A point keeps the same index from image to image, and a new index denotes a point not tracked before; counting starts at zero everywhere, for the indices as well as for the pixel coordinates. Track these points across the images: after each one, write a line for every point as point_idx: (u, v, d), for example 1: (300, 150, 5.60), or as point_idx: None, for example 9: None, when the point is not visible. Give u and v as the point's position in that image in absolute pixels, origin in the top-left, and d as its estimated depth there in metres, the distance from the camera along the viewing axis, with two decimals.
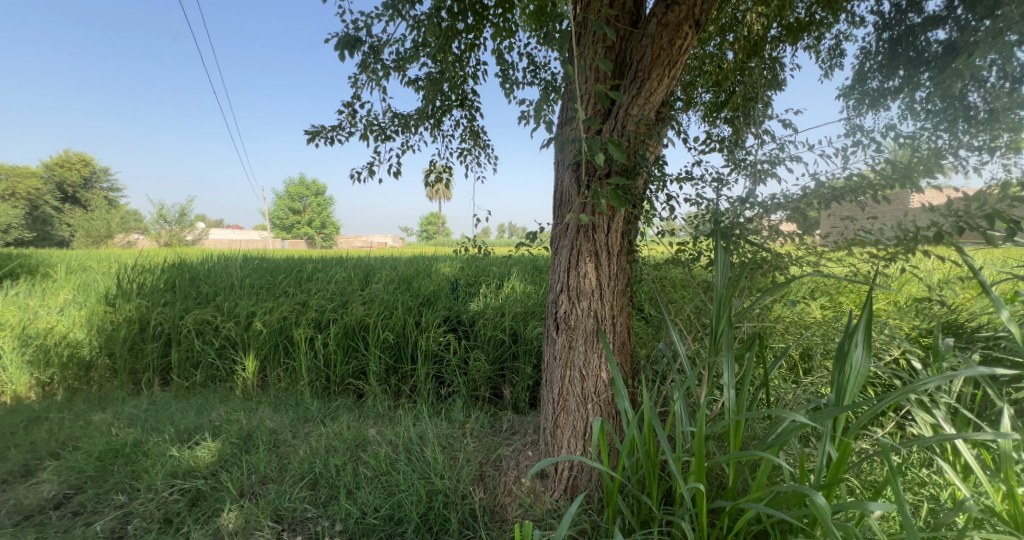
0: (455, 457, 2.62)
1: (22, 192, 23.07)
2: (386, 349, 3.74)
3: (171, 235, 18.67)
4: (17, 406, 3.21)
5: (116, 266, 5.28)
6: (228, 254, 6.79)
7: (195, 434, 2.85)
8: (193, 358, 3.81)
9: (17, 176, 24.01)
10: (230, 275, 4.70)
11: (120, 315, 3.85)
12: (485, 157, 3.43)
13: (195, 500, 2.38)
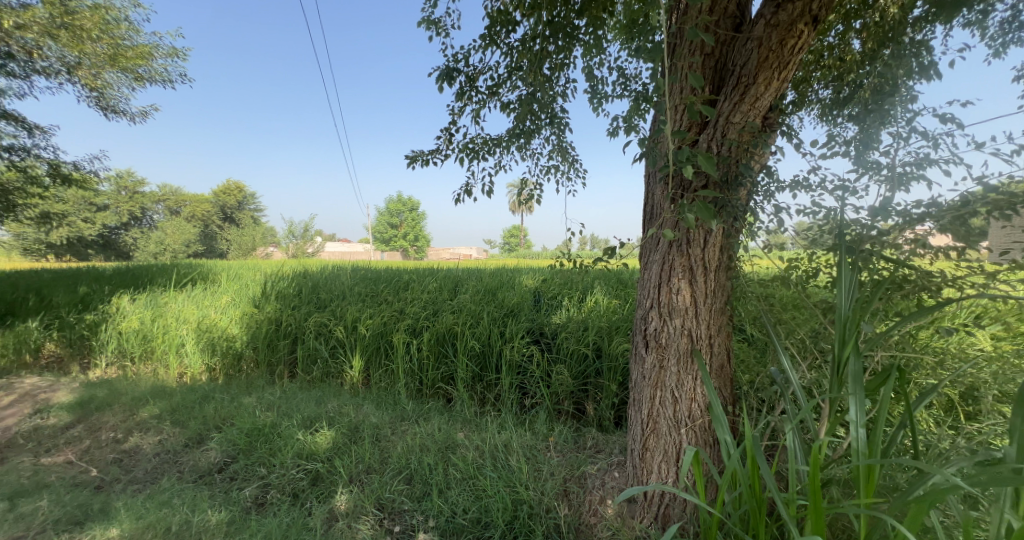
0: (539, 469, 2.64)
1: (200, 213, 29.36)
2: (473, 357, 3.92)
3: (298, 248, 22.04)
4: (194, 386, 4.04)
5: (260, 274, 6.40)
6: (340, 264, 7.81)
7: (315, 422, 3.29)
8: (313, 356, 4.41)
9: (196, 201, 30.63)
10: (342, 284, 5.39)
11: (263, 315, 4.64)
12: (573, 172, 3.47)
13: (316, 480, 2.75)
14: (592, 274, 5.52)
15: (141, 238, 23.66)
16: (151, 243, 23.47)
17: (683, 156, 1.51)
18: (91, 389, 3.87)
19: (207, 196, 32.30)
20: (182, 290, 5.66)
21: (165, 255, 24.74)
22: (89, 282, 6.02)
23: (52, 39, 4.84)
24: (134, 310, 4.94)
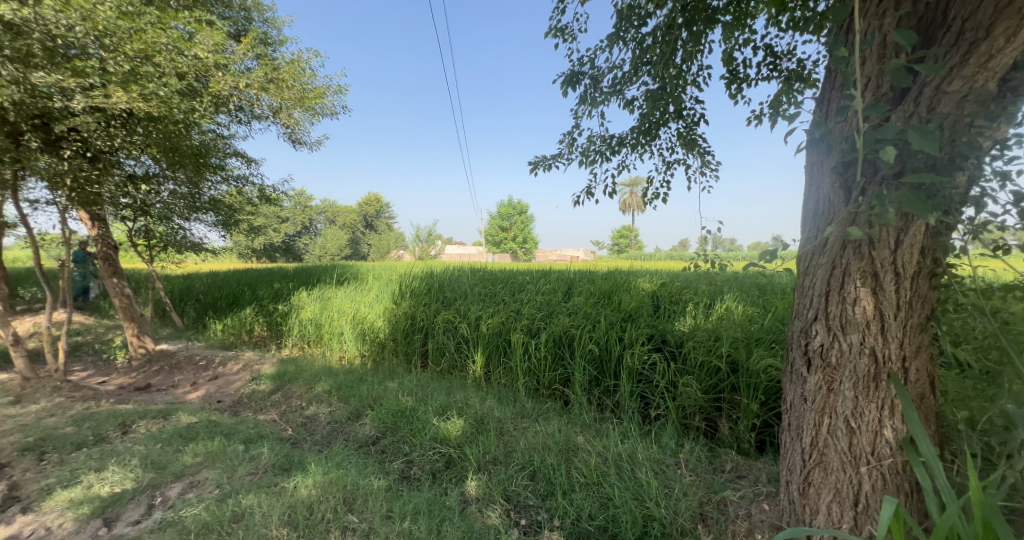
0: (669, 486, 2.47)
1: (348, 222, 35.05)
2: (590, 361, 3.87)
3: (423, 251, 24.59)
4: (352, 368, 4.83)
5: (396, 275, 7.34)
6: (460, 266, 8.49)
7: (447, 410, 3.62)
8: (441, 349, 4.87)
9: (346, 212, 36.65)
10: (464, 285, 5.84)
11: (401, 311, 5.29)
12: (704, 167, 3.17)
13: (449, 464, 3.03)
14: (721, 279, 4.96)
15: (309, 243, 29.28)
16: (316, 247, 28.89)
17: (883, 137, 1.23)
18: (285, 364, 4.93)
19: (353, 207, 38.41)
20: (340, 287, 6.80)
21: (325, 257, 30.19)
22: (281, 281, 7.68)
23: (265, 93, 5.27)
24: (309, 303, 6.11)
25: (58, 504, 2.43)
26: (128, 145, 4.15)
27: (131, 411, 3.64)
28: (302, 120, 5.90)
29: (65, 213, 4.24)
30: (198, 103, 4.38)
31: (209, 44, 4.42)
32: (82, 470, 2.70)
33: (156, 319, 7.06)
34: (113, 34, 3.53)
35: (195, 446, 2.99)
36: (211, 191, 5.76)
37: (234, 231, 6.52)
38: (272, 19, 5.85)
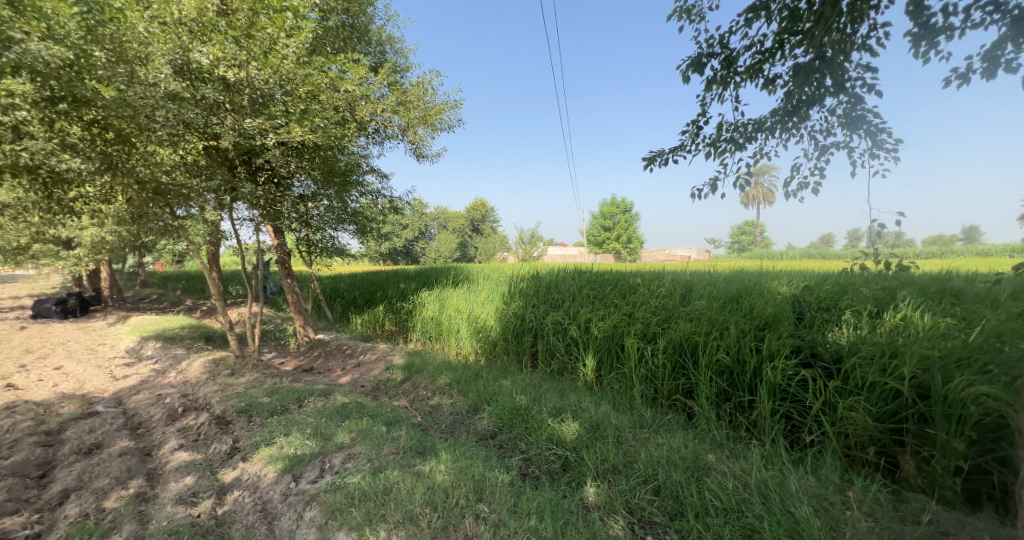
0: (836, 530, 2.07)
1: (456, 227, 37.92)
2: (718, 373, 3.50)
3: (525, 253, 25.39)
4: (468, 364, 5.19)
5: (505, 276, 7.64)
6: (566, 268, 8.45)
7: (561, 412, 3.62)
8: (551, 351, 4.92)
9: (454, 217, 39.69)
10: (571, 286, 5.80)
11: (511, 312, 5.49)
12: (877, 150, 2.57)
13: (566, 466, 3.01)
14: (894, 281, 4.02)
15: (424, 247, 32.43)
16: (430, 250, 31.87)
17: None
18: (413, 357, 5.52)
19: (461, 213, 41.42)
20: (455, 288, 7.35)
21: (439, 260, 33.17)
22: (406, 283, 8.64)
23: (397, 115, 5.84)
24: (429, 302, 6.74)
25: (262, 458, 3.08)
26: (300, 170, 5.05)
27: (304, 389, 4.45)
28: (425, 136, 6.44)
29: (258, 227, 5.34)
30: (348, 131, 5.01)
31: (358, 81, 5.04)
32: (275, 433, 3.39)
33: (315, 313, 8.57)
34: (291, 80, 4.26)
35: (351, 423, 3.51)
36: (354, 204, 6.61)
37: (370, 239, 7.49)
38: (400, 49, 6.61)
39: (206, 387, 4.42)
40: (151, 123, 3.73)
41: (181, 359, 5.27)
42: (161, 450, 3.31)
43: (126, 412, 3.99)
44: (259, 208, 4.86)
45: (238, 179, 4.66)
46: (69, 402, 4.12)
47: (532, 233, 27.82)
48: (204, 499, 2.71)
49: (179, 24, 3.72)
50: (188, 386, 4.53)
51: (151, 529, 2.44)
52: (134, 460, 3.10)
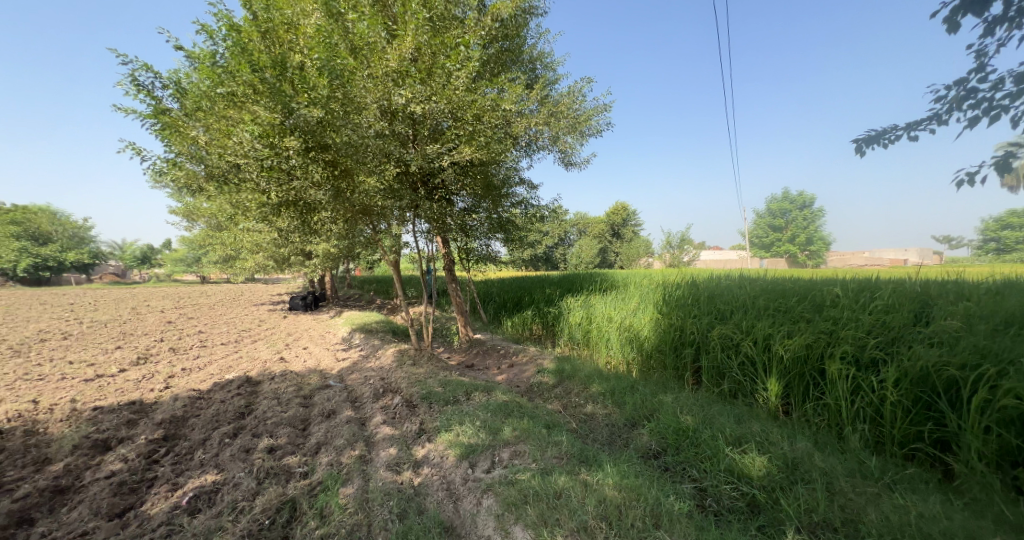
0: None
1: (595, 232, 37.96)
2: (1000, 423, 2.58)
3: (674, 258, 23.61)
4: (621, 374, 5.00)
5: (655, 282, 7.16)
6: (729, 273, 7.43)
7: (742, 442, 3.11)
8: (719, 369, 4.36)
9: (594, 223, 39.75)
10: (741, 294, 5.03)
11: (669, 322, 5.06)
12: None
13: (755, 507, 2.55)
14: None
15: (564, 253, 33.16)
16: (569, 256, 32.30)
17: None
18: (563, 361, 5.63)
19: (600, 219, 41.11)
20: (602, 294, 7.22)
21: (581, 265, 33.38)
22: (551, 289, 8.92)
23: (546, 126, 6.07)
24: (576, 307, 6.77)
25: (444, 441, 3.53)
26: (465, 187, 5.68)
27: (469, 383, 4.97)
28: (575, 143, 6.52)
29: (431, 238, 6.19)
30: (503, 145, 5.37)
31: (516, 98, 5.41)
32: (452, 421, 3.85)
33: (473, 315, 9.54)
34: (461, 107, 4.83)
35: (514, 422, 3.74)
36: (506, 214, 7.04)
37: (520, 247, 7.96)
38: (550, 63, 6.89)
39: (397, 373, 5.33)
40: (365, 159, 4.70)
41: (378, 349, 6.48)
42: (371, 421, 4.10)
43: (347, 387, 5.10)
44: (433, 223, 5.64)
45: (419, 197, 5.44)
46: (313, 375, 5.49)
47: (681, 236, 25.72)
48: (404, 469, 3.24)
49: (385, 75, 4.46)
50: (384, 371, 5.53)
51: (371, 486, 3.03)
52: (355, 427, 3.92)
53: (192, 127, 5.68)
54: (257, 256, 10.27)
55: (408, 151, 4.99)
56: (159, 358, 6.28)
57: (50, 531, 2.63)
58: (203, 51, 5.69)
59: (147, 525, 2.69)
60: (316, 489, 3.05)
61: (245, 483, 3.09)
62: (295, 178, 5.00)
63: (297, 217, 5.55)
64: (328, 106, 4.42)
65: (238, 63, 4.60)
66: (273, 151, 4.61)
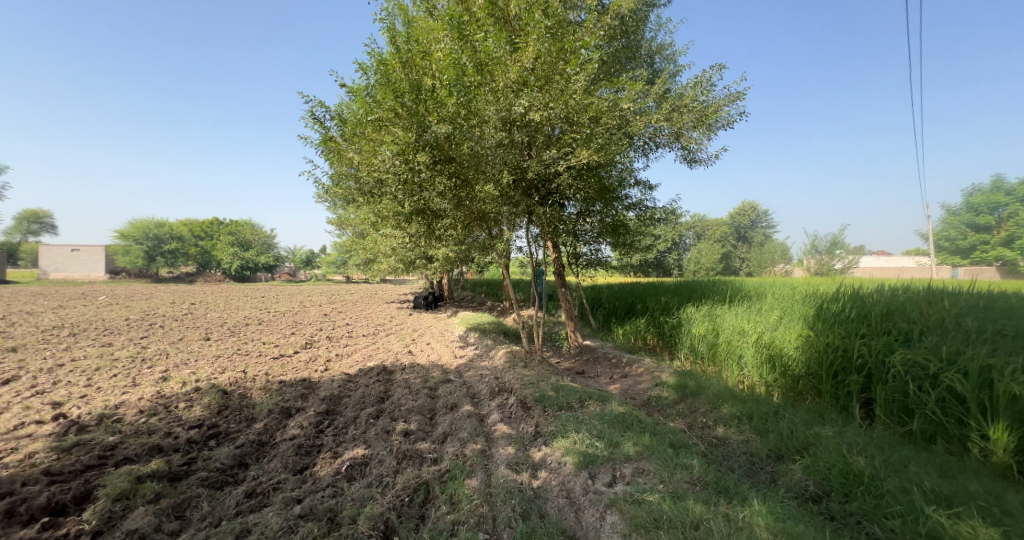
0: None
1: (715, 235, 34.51)
2: None
3: (822, 264, 19.93)
4: (759, 397, 4.35)
5: (802, 294, 6.13)
6: (910, 285, 5.98)
7: (951, 503, 2.40)
8: (905, 405, 3.49)
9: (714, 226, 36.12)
10: (937, 313, 3.99)
11: (823, 340, 4.27)
12: None
13: None
14: None
15: (678, 259, 30.74)
16: (684, 261, 29.67)
17: None
18: (684, 377, 5.17)
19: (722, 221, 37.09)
20: (732, 306, 6.45)
21: (700, 271, 30.36)
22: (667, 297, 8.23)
23: (668, 122, 5.68)
24: (701, 318, 6.19)
25: (561, 447, 3.50)
26: (580, 192, 5.61)
27: (582, 390, 4.88)
28: (701, 138, 5.93)
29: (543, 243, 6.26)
30: (619, 144, 5.18)
31: (634, 96, 5.20)
32: (568, 427, 3.81)
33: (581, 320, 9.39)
34: (578, 110, 4.86)
35: (635, 437, 3.53)
36: (619, 217, 6.77)
37: (633, 252, 7.57)
38: (671, 55, 6.46)
39: (510, 374, 5.51)
40: (485, 168, 4.99)
41: (492, 349, 6.80)
42: (490, 418, 4.30)
43: (465, 383, 5.45)
44: (544, 228, 5.71)
45: (533, 202, 5.53)
46: (436, 369, 6.01)
47: (832, 238, 21.51)
48: (524, 470, 3.29)
49: (506, 88, 4.70)
50: (498, 370, 5.77)
51: (493, 481, 3.15)
52: (476, 422, 4.15)
53: (348, 151, 6.78)
54: (390, 260, 11.74)
55: (525, 158, 5.17)
56: (319, 345, 7.58)
57: (256, 476, 3.34)
58: (359, 86, 6.77)
59: (319, 484, 3.23)
60: (445, 475, 3.30)
61: (388, 461, 3.50)
62: (425, 190, 5.59)
63: (424, 224, 6.18)
64: (455, 121, 4.83)
65: (385, 92, 5.33)
66: (408, 167, 5.21)
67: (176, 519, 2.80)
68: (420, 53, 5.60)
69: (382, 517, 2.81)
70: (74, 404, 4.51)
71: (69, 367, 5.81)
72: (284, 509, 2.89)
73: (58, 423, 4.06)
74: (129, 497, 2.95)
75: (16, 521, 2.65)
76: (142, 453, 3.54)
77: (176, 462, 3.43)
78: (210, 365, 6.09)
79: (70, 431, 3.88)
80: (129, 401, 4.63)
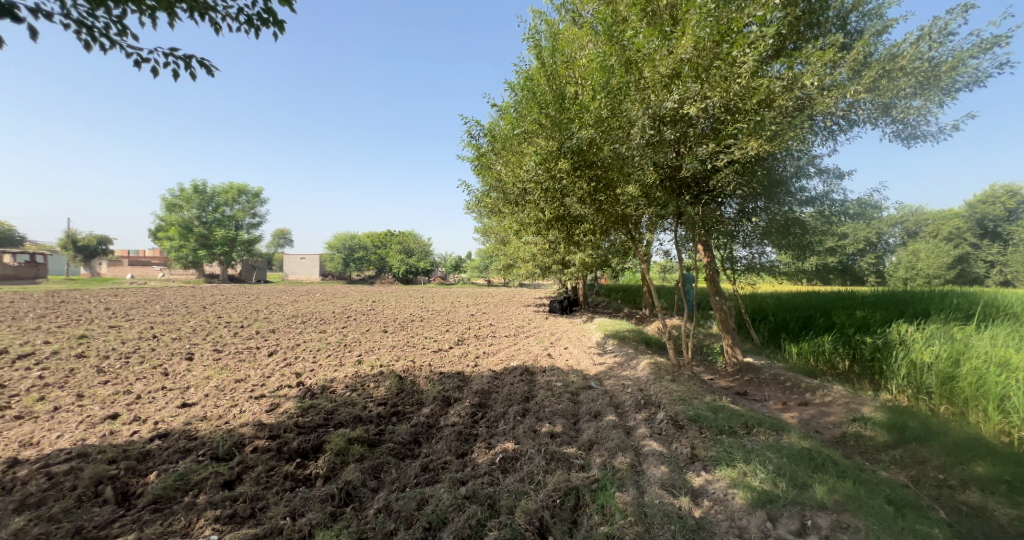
0: None
1: (945, 233, 26.47)
2: None
3: None
4: None
5: None
6: None
7: None
8: None
9: (940, 222, 27.58)
10: None
11: None
12: None
13: None
14: None
15: (875, 264, 24.40)
16: (884, 266, 23.33)
17: None
18: (899, 416, 4.02)
19: (954, 216, 28.15)
20: (988, 335, 4.94)
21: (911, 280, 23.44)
22: (861, 317, 6.97)
23: (873, 94, 4.58)
24: (928, 348, 4.94)
25: (726, 478, 3.09)
26: (742, 189, 4.90)
27: (748, 415, 4.25)
28: (927, 105, 4.53)
29: (692, 246, 5.69)
30: (798, 128, 4.42)
31: (824, 68, 4.37)
32: (734, 456, 3.37)
33: (742, 333, 8.57)
34: (743, 97, 4.35)
35: (829, 482, 2.88)
36: (796, 214, 5.70)
37: (812, 256, 6.30)
38: (874, 10, 5.19)
39: (656, 386, 5.17)
40: (630, 169, 4.91)
41: (634, 359, 6.50)
42: (637, 431, 4.09)
43: (607, 391, 5.32)
44: (696, 230, 5.12)
45: (684, 202, 5.06)
46: (577, 374, 6.04)
47: None
48: (682, 494, 3.01)
49: (657, 83, 4.46)
50: (642, 382, 5.47)
51: (648, 501, 2.97)
52: (622, 434, 3.99)
53: (497, 165, 7.44)
54: (528, 265, 12.36)
55: (676, 156, 4.81)
56: (469, 342, 8.43)
57: (428, 454, 3.86)
58: (510, 106, 7.38)
59: (478, 470, 3.55)
60: (594, 484, 3.26)
61: (537, 460, 3.63)
62: (566, 197, 5.70)
63: (564, 231, 6.31)
64: (600, 125, 4.87)
65: (534, 107, 5.66)
66: (551, 174, 5.44)
67: (375, 479, 3.43)
68: (566, 63, 5.82)
69: (537, 513, 2.92)
70: (307, 375, 6.00)
71: (303, 346, 7.78)
72: (452, 487, 3.27)
73: (298, 388, 5.45)
74: (344, 454, 3.75)
75: (281, 457, 3.64)
76: (349, 420, 4.47)
77: (371, 431, 4.23)
78: (390, 353, 7.38)
79: (306, 396, 5.16)
80: (339, 377, 5.94)
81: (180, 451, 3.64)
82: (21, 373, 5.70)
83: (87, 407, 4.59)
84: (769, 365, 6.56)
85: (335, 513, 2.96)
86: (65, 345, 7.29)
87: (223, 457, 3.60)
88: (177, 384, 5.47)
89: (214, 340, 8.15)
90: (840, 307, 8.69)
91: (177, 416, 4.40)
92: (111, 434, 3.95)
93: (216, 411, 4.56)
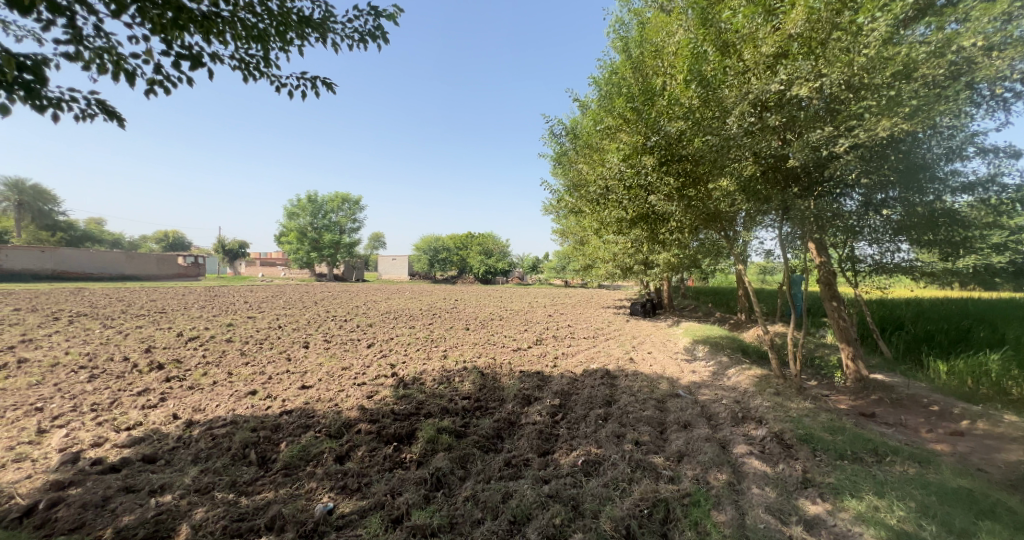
0: None
1: None
2: None
3: None
4: None
5: None
6: None
7: None
8: None
9: None
10: None
11: None
12: None
13: None
14: None
15: None
16: None
17: None
18: None
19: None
20: None
21: None
22: None
23: None
24: None
25: (853, 511, 2.67)
26: (869, 178, 4.20)
27: (880, 441, 3.61)
28: None
29: (798, 244, 5.04)
30: (952, 100, 3.57)
31: (993, 24, 3.55)
32: (862, 487, 2.90)
33: (868, 346, 7.31)
34: (871, 69, 3.82)
35: (1002, 535, 2.33)
36: (953, 205, 4.61)
37: (970, 255, 5.11)
38: None
39: (758, 401, 4.66)
40: (726, 159, 4.55)
41: (730, 370, 5.94)
42: (736, 445, 3.73)
43: (698, 401, 4.94)
44: (806, 227, 4.51)
45: (791, 195, 4.51)
46: (662, 381, 5.72)
47: None
48: (794, 522, 2.67)
49: (761, 64, 4.11)
50: (741, 395, 4.96)
51: (751, 524, 2.69)
52: (718, 448, 3.67)
53: (581, 164, 7.42)
54: (608, 266, 12.03)
55: (783, 144, 4.34)
56: (547, 342, 8.48)
57: (510, 449, 3.95)
58: (594, 102, 7.28)
59: (561, 470, 3.53)
60: (687, 499, 3.04)
61: (622, 466, 3.50)
62: (651, 193, 5.44)
63: (648, 230, 6.00)
64: (692, 115, 4.61)
65: (619, 101, 5.53)
66: (636, 171, 5.27)
67: (462, 468, 3.61)
68: (655, 53, 5.60)
69: (624, 521, 2.82)
70: (401, 367, 6.53)
71: (396, 340, 8.54)
72: (535, 484, 3.30)
73: (394, 378, 5.98)
74: (434, 442, 4.00)
75: (381, 440, 4.01)
76: (437, 411, 4.76)
77: (458, 423, 4.46)
78: (472, 349, 7.74)
79: (400, 385, 5.63)
80: (428, 370, 6.37)
81: (302, 427, 4.22)
82: (191, 351, 7.11)
83: (235, 383, 5.56)
84: (906, 385, 5.50)
85: (428, 497, 3.18)
86: (218, 331, 8.92)
87: (336, 435, 4.09)
88: (298, 368, 6.36)
89: (325, 332, 9.32)
90: (1012, 321, 6.93)
91: (300, 396, 5.13)
92: (252, 407, 4.72)
93: (329, 394, 5.21)
